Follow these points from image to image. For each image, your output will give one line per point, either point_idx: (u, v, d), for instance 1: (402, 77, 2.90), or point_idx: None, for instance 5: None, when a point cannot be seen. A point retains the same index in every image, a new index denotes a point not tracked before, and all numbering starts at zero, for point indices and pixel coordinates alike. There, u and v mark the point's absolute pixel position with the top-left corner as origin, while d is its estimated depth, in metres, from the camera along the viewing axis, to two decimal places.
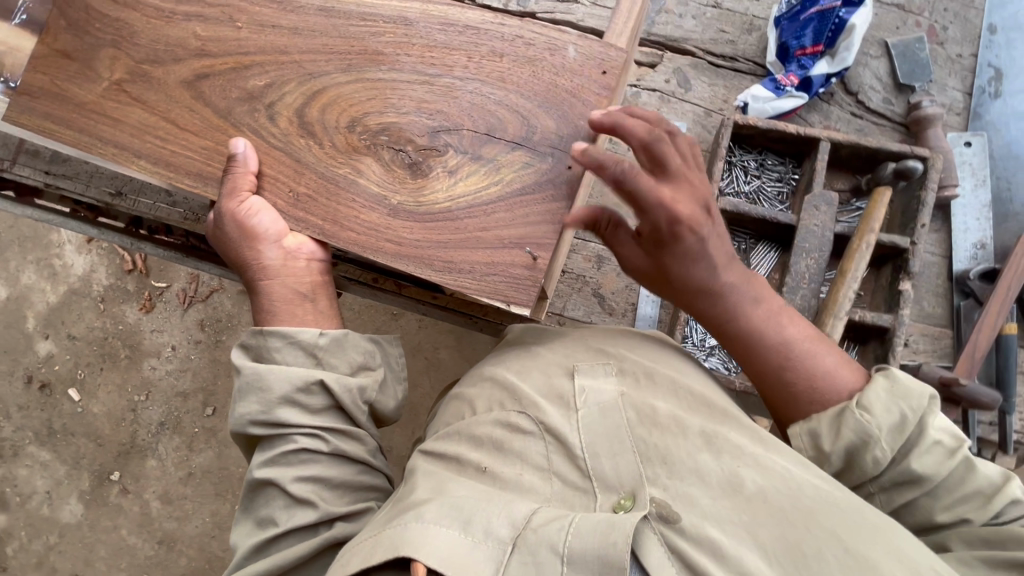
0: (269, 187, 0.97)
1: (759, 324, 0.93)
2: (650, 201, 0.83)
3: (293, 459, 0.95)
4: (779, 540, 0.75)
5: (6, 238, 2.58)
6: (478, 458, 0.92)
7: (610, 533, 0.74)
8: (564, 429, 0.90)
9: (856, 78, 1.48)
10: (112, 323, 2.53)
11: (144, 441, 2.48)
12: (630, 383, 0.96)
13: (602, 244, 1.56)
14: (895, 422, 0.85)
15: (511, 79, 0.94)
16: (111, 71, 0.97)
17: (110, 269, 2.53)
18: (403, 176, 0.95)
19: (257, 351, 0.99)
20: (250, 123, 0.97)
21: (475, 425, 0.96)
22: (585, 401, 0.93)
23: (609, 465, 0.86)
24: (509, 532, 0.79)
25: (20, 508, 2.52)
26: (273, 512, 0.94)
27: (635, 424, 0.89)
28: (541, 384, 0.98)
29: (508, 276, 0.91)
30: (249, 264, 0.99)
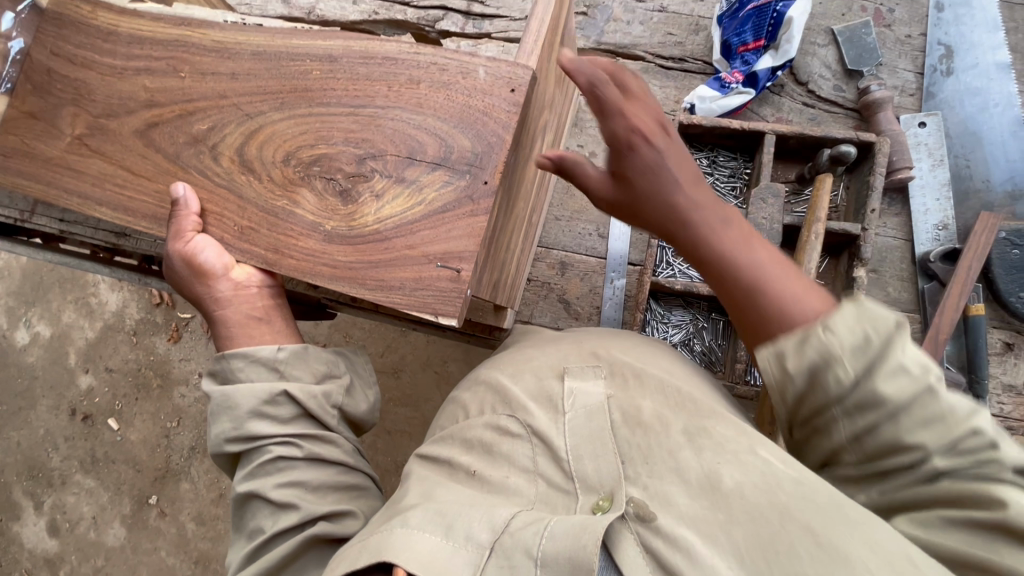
0: (213, 223, 1.06)
1: (727, 241, 0.85)
2: (613, 107, 0.88)
3: (271, 467, 1.03)
4: (751, 539, 0.72)
5: (48, 280, 2.82)
6: (469, 462, 0.97)
7: (581, 534, 0.74)
8: (548, 433, 0.94)
9: (804, 68, 1.48)
10: (144, 355, 2.70)
11: (178, 465, 2.63)
12: (618, 384, 0.97)
13: (565, 251, 1.61)
14: (859, 346, 0.72)
15: (429, 103, 1.01)
16: (73, 127, 1.12)
17: (140, 304, 2.70)
18: (335, 204, 1.02)
19: (223, 375, 1.06)
20: (196, 165, 1.08)
21: (467, 428, 1.02)
22: (573, 405, 0.96)
23: (591, 466, 0.88)
24: (488, 536, 0.80)
25: (70, 533, 2.71)
26: (261, 521, 1.02)
27: (618, 425, 0.91)
28: (531, 387, 1.02)
29: (435, 290, 0.96)
30: (203, 298, 1.07)
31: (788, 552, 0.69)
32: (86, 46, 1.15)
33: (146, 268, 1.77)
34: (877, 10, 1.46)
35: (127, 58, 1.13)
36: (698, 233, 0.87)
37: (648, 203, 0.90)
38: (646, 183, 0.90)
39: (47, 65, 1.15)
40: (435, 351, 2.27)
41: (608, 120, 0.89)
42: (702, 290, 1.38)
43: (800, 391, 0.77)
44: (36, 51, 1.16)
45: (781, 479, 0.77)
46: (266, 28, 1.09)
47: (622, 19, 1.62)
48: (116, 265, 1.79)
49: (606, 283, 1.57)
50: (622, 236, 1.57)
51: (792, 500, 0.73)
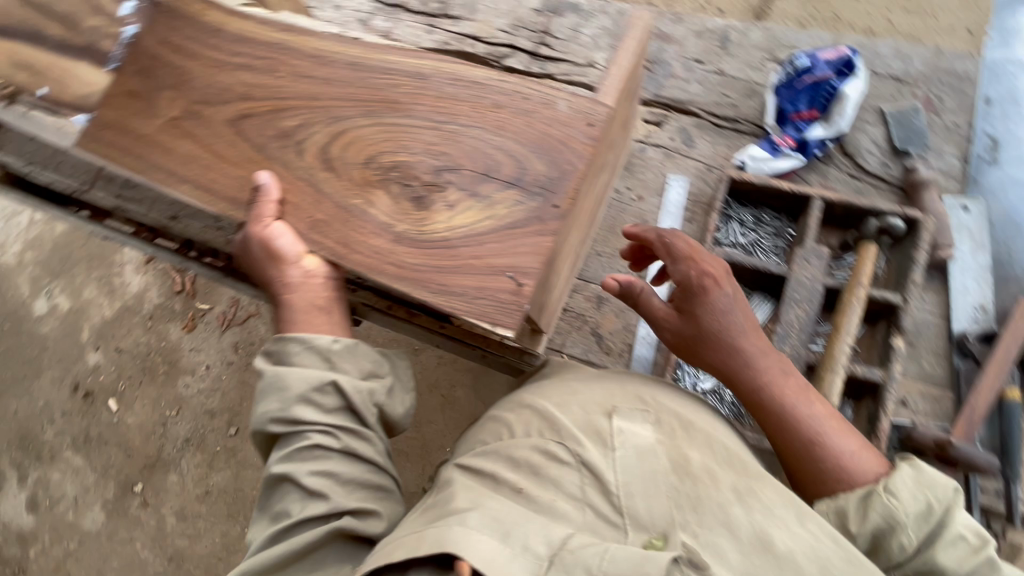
0: (290, 213, 1.11)
1: (784, 395, 1.15)
2: (684, 254, 1.22)
3: (308, 455, 1.07)
4: None
5: (77, 256, 2.88)
6: (514, 479, 0.99)
7: (643, 563, 0.81)
8: (599, 466, 0.97)
9: (853, 142, 1.55)
10: (156, 340, 2.74)
11: (169, 456, 2.62)
12: (666, 432, 1.04)
13: (603, 286, 1.65)
14: (919, 509, 1.01)
15: (509, 127, 1.08)
16: (171, 110, 1.20)
17: (161, 289, 2.78)
18: (408, 208, 1.08)
19: (278, 355, 1.10)
20: (280, 157, 1.14)
21: (514, 447, 1.04)
22: (623, 442, 1.01)
23: (643, 505, 0.93)
24: (546, 549, 0.85)
25: (48, 511, 2.67)
26: (288, 505, 1.06)
27: (670, 471, 0.97)
28: (579, 418, 1.06)
29: (495, 300, 1.00)
30: (272, 281, 1.12)
31: None
32: (192, 38, 1.23)
33: (186, 253, 1.86)
34: (927, 97, 1.54)
35: (230, 53, 1.22)
36: (751, 365, 1.17)
37: (718, 344, 1.18)
38: (716, 327, 1.18)
39: (153, 50, 1.24)
40: (446, 376, 2.29)
41: (674, 263, 1.23)
42: None
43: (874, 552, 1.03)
44: (145, 36, 1.24)
45: (824, 552, 0.88)
46: (363, 42, 1.18)
47: (680, 76, 1.72)
48: (157, 246, 1.88)
49: (641, 321, 1.60)
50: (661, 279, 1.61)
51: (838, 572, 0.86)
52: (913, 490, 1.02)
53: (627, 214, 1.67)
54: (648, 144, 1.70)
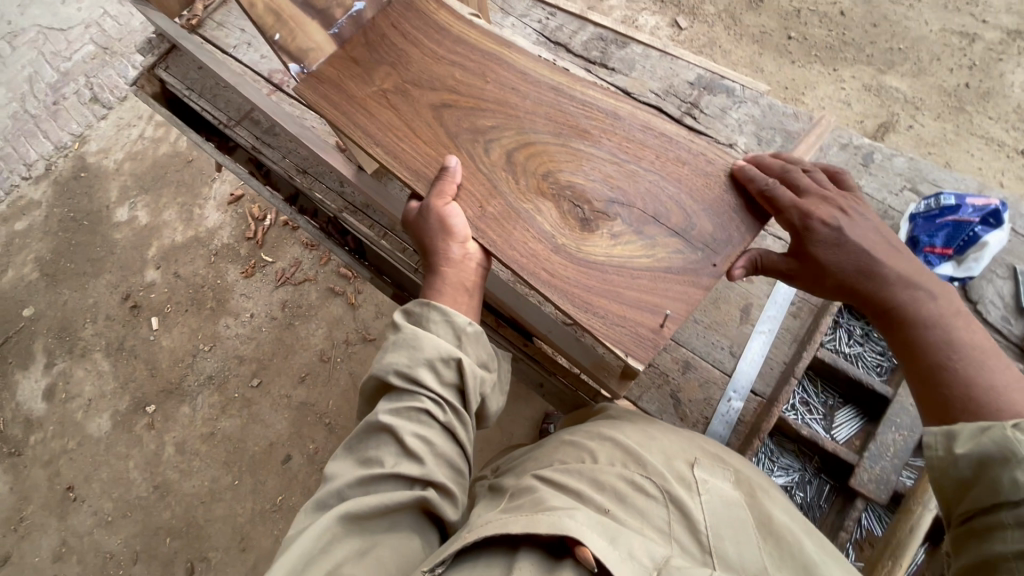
0: (462, 198, 1.21)
1: (928, 320, 1.00)
2: (789, 201, 1.08)
3: (415, 416, 1.10)
4: None
5: (172, 179, 3.06)
6: (602, 500, 1.01)
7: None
8: (688, 505, 1.00)
9: (978, 289, 1.56)
10: (212, 275, 2.88)
11: (189, 387, 2.70)
12: (745, 491, 1.07)
13: (693, 352, 1.67)
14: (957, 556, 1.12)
15: (686, 182, 1.15)
16: (384, 83, 1.37)
17: (234, 231, 2.95)
18: (573, 226, 1.15)
19: (417, 318, 1.18)
20: (468, 149, 1.26)
21: (599, 471, 1.06)
22: (708, 491, 1.04)
23: (734, 550, 0.95)
24: (651, 563, 0.90)
25: (61, 404, 2.73)
26: (381, 455, 1.08)
27: (754, 526, 0.99)
28: (661, 459, 1.09)
29: (634, 332, 1.04)
30: (430, 253, 1.19)
31: None
32: (421, 33, 1.42)
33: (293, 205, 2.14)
34: None
35: (448, 53, 1.38)
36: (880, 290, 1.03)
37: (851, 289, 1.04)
38: (848, 266, 1.04)
39: (384, 34, 1.42)
40: None
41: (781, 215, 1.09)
42: (827, 445, 1.39)
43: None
44: (379, 21, 1.44)
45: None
46: (571, 74, 1.32)
47: None
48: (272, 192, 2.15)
49: (723, 399, 1.59)
50: (755, 363, 1.62)
51: None
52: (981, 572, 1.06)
53: (733, 292, 1.71)
54: None
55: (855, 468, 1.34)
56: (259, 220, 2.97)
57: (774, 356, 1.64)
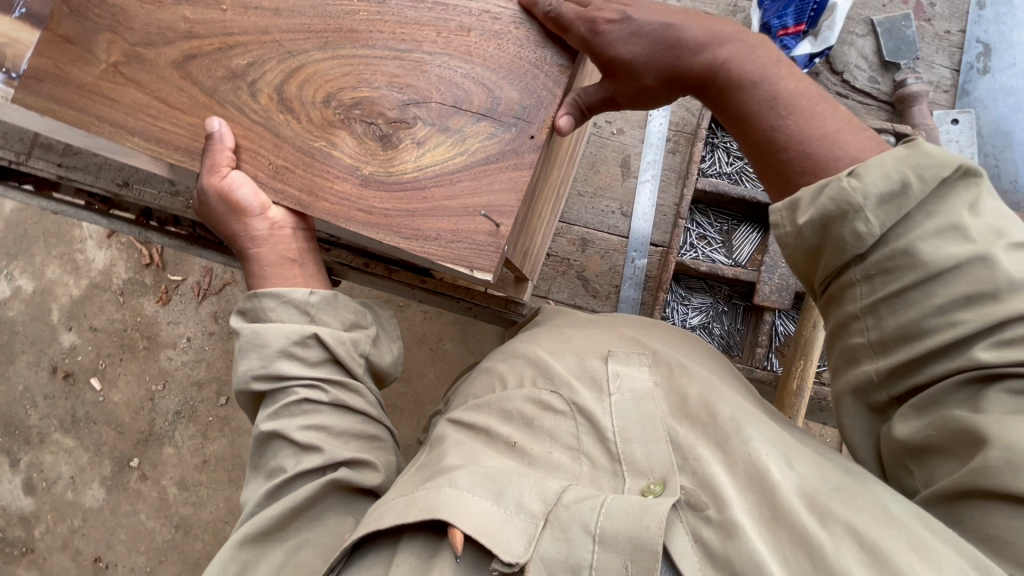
0: (248, 160, 1.04)
1: (755, 75, 0.92)
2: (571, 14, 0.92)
3: (296, 410, 1.01)
4: (797, 540, 0.75)
5: (31, 233, 2.67)
6: (508, 433, 0.97)
7: (643, 518, 0.78)
8: (596, 413, 0.94)
9: (841, 57, 1.47)
10: (130, 316, 2.62)
11: (162, 429, 2.57)
12: (663, 373, 0.98)
13: (586, 227, 1.58)
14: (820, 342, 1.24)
15: (478, 53, 0.98)
16: (108, 54, 1.10)
17: (129, 263, 2.63)
18: (374, 148, 1.00)
19: (253, 314, 1.04)
20: (233, 100, 1.06)
21: (506, 399, 1.01)
22: (620, 387, 0.97)
23: (640, 451, 0.89)
24: (541, 507, 0.84)
25: (46, 492, 2.61)
26: (282, 460, 1.01)
27: (667, 414, 0.92)
28: (574, 365, 1.02)
29: (473, 243, 0.94)
30: (238, 236, 1.07)
31: (835, 553, 0.72)
32: None
33: (146, 223, 1.76)
34: (919, 3, 1.45)
35: None
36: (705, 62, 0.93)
37: (675, 71, 0.96)
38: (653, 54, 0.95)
39: None
40: (434, 330, 2.44)
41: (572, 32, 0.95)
42: (727, 273, 1.37)
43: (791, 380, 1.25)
44: None
45: (821, 480, 0.81)
46: None
47: None
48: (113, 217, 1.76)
49: (627, 261, 1.55)
50: (646, 216, 1.56)
51: (837, 504, 0.77)
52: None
53: (609, 150, 1.60)
54: None
55: (756, 285, 1.35)
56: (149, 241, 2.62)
57: (664, 200, 1.56)
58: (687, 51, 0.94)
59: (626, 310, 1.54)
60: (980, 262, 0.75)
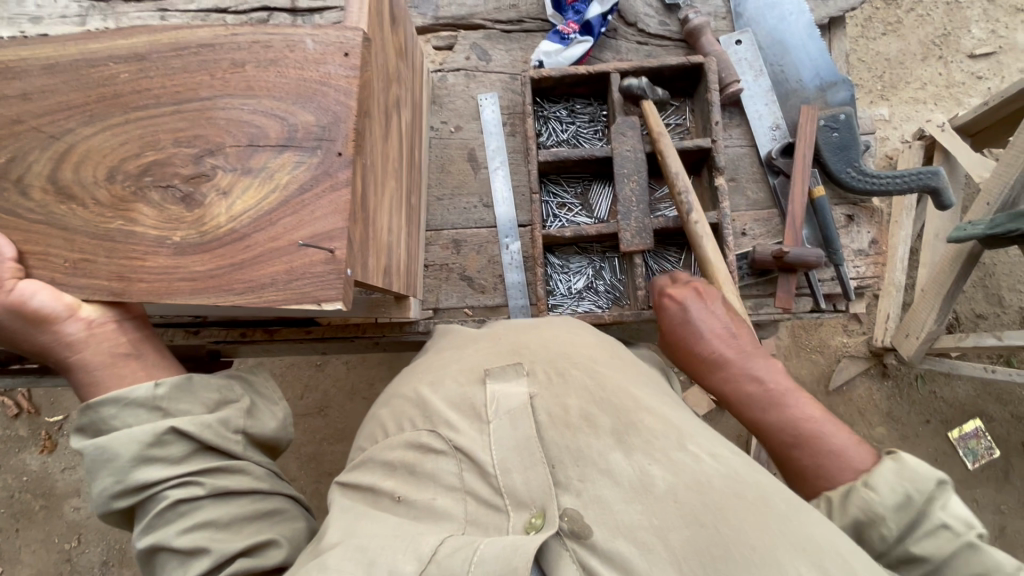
0: (38, 265, 0.92)
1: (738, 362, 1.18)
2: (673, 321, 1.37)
3: (172, 515, 0.95)
4: (687, 543, 0.80)
5: None
6: (391, 486, 1.00)
7: (513, 559, 0.80)
8: (473, 449, 0.96)
9: (630, 10, 1.58)
10: None
11: None
12: (540, 383, 1.03)
13: (455, 228, 1.58)
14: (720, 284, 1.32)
15: (260, 85, 0.93)
16: None
17: None
18: (179, 212, 0.92)
19: (94, 427, 0.94)
20: (1, 204, 0.94)
21: (387, 449, 1.04)
22: (496, 411, 0.99)
23: (520, 480, 0.92)
24: (415, 567, 0.83)
25: None
26: (170, 573, 0.95)
27: (546, 428, 0.96)
28: (452, 396, 1.06)
29: (311, 276, 0.88)
30: (51, 348, 0.94)
31: (726, 560, 0.77)
32: None
33: None
34: None
35: None
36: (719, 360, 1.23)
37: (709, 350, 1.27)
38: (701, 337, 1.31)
39: None
40: None
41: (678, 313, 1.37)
42: (591, 231, 1.43)
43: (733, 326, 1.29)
44: None
45: (712, 473, 0.87)
46: (54, 37, 0.98)
47: None
48: None
49: (502, 249, 1.56)
50: (505, 202, 1.57)
51: (727, 505, 0.82)
52: (884, 446, 1.01)
53: (452, 149, 1.60)
54: (446, 72, 1.63)
55: (619, 233, 1.41)
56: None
57: (518, 180, 1.59)
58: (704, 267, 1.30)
59: (516, 294, 1.53)
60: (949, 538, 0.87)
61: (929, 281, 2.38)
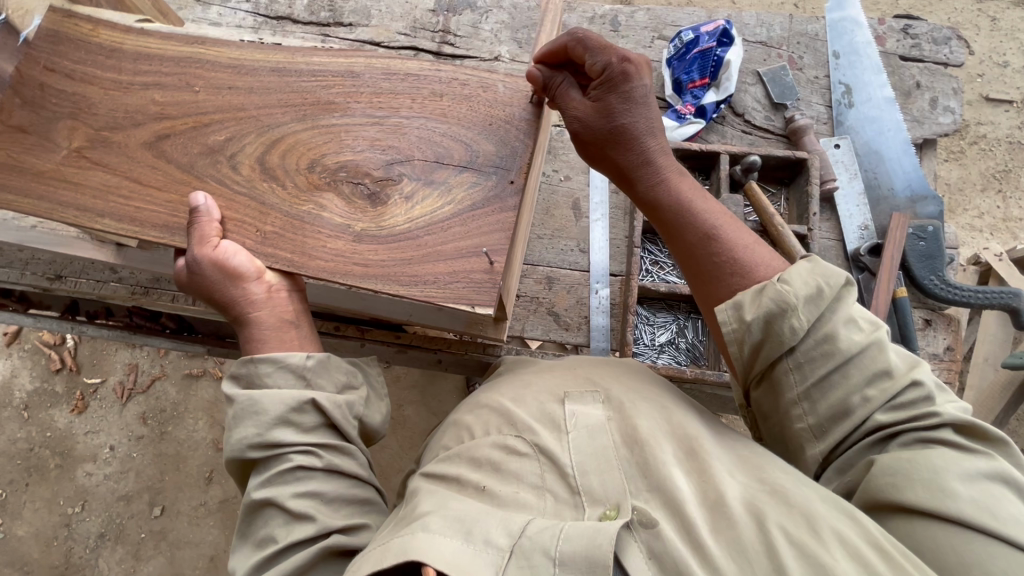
0: (234, 230, 1.06)
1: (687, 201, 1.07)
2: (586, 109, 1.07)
3: (289, 478, 1.00)
4: (736, 541, 0.81)
5: None
6: (477, 478, 0.98)
7: (596, 537, 0.82)
8: (554, 451, 0.97)
9: (740, 103, 1.75)
10: (39, 432, 2.55)
11: (81, 559, 2.45)
12: (614, 408, 1.04)
13: (550, 266, 1.69)
14: (813, 293, 0.96)
15: (452, 114, 1.09)
16: (71, 140, 1.12)
17: (35, 370, 2.59)
18: (363, 206, 1.05)
19: (248, 379, 1.05)
20: (213, 173, 1.09)
21: (475, 447, 1.03)
22: (575, 424, 1.01)
23: (598, 482, 0.93)
24: (507, 540, 0.85)
25: None
26: (272, 530, 0.99)
27: (619, 446, 0.97)
28: (534, 409, 1.06)
29: (470, 281, 1.00)
30: (232, 303, 1.07)
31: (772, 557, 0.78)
32: (89, 63, 1.17)
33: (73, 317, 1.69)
34: (790, 57, 1.77)
35: (133, 73, 1.16)
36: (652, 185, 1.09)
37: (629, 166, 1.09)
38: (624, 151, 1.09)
39: (40, 80, 1.15)
40: None
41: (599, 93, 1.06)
42: (684, 291, 1.55)
43: (768, 347, 0.97)
44: (28, 66, 1.16)
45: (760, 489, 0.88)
46: (284, 47, 1.16)
47: None
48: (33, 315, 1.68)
49: (592, 293, 1.66)
50: (602, 250, 1.69)
51: (773, 511, 0.84)
52: (806, 278, 0.96)
53: (559, 196, 1.75)
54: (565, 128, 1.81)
55: None
56: (60, 345, 2.62)
57: (616, 235, 1.73)
58: (630, 80, 1.04)
59: (598, 337, 1.61)
60: (876, 348, 0.94)
61: (976, 403, 2.40)
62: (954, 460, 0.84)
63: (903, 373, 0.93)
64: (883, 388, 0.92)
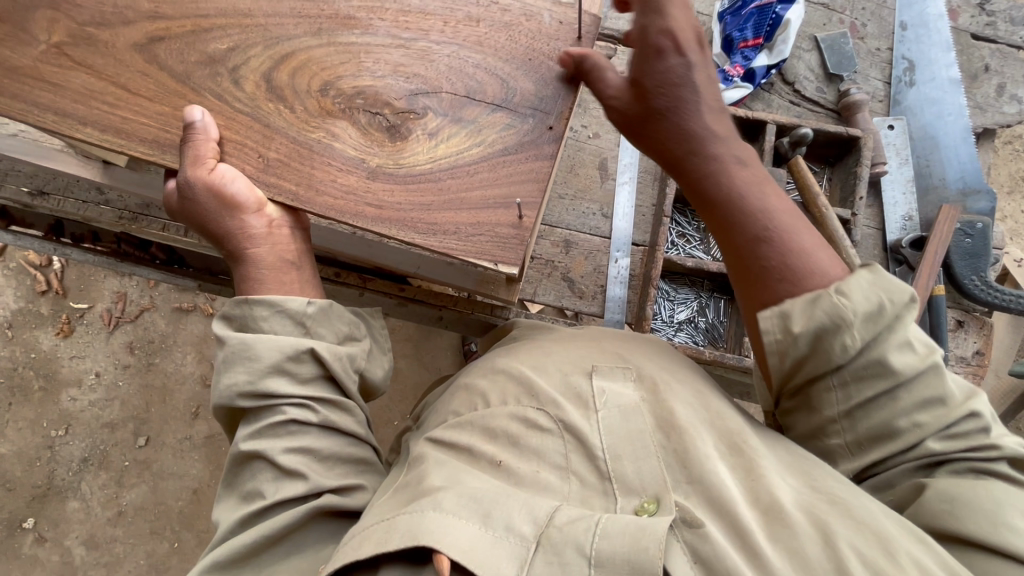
0: (233, 152, 0.94)
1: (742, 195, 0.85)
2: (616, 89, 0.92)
3: (281, 432, 0.93)
4: (798, 553, 0.75)
5: None
6: (492, 452, 0.91)
7: (642, 538, 0.75)
8: (582, 431, 0.90)
9: (792, 70, 1.60)
10: (22, 352, 2.46)
11: (64, 481, 2.40)
12: (648, 389, 0.95)
13: (569, 229, 1.58)
14: (872, 309, 0.79)
15: (488, 43, 0.97)
16: (51, 34, 0.96)
17: (19, 290, 2.48)
18: (381, 139, 0.94)
19: (242, 321, 0.95)
20: (211, 87, 0.96)
21: (490, 417, 0.95)
22: (605, 403, 0.93)
23: (631, 469, 0.86)
24: (532, 529, 0.79)
25: None
26: (260, 485, 0.91)
27: (656, 432, 0.89)
28: (557, 381, 0.97)
29: (495, 235, 0.91)
30: (229, 235, 0.96)
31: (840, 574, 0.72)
32: None
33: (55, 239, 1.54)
34: (852, 23, 1.62)
35: None
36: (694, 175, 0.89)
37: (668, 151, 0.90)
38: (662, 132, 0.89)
39: None
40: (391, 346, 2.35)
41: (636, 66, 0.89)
42: (711, 268, 1.46)
43: (811, 362, 0.83)
44: None
45: (816, 494, 0.81)
46: None
47: None
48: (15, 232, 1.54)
49: (611, 261, 1.56)
50: (625, 216, 1.58)
51: (837, 522, 0.77)
52: (869, 291, 0.79)
53: (586, 154, 1.62)
54: None
55: None
56: (46, 266, 2.50)
57: (643, 201, 1.62)
58: (663, 58, 0.86)
59: (614, 308, 1.53)
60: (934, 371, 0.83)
61: None
62: (1013, 496, 0.78)
63: (958, 401, 0.84)
64: (937, 414, 0.83)
